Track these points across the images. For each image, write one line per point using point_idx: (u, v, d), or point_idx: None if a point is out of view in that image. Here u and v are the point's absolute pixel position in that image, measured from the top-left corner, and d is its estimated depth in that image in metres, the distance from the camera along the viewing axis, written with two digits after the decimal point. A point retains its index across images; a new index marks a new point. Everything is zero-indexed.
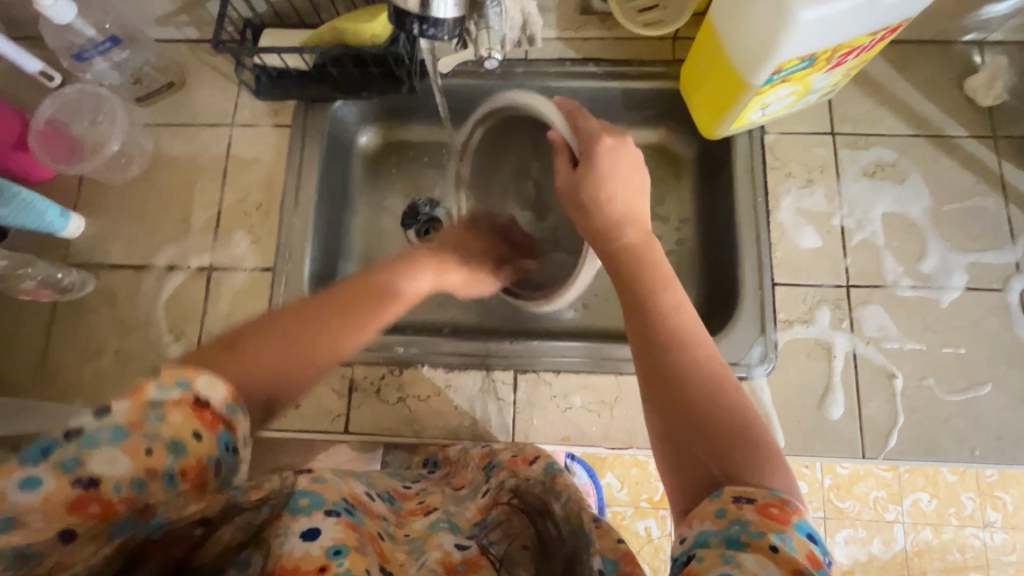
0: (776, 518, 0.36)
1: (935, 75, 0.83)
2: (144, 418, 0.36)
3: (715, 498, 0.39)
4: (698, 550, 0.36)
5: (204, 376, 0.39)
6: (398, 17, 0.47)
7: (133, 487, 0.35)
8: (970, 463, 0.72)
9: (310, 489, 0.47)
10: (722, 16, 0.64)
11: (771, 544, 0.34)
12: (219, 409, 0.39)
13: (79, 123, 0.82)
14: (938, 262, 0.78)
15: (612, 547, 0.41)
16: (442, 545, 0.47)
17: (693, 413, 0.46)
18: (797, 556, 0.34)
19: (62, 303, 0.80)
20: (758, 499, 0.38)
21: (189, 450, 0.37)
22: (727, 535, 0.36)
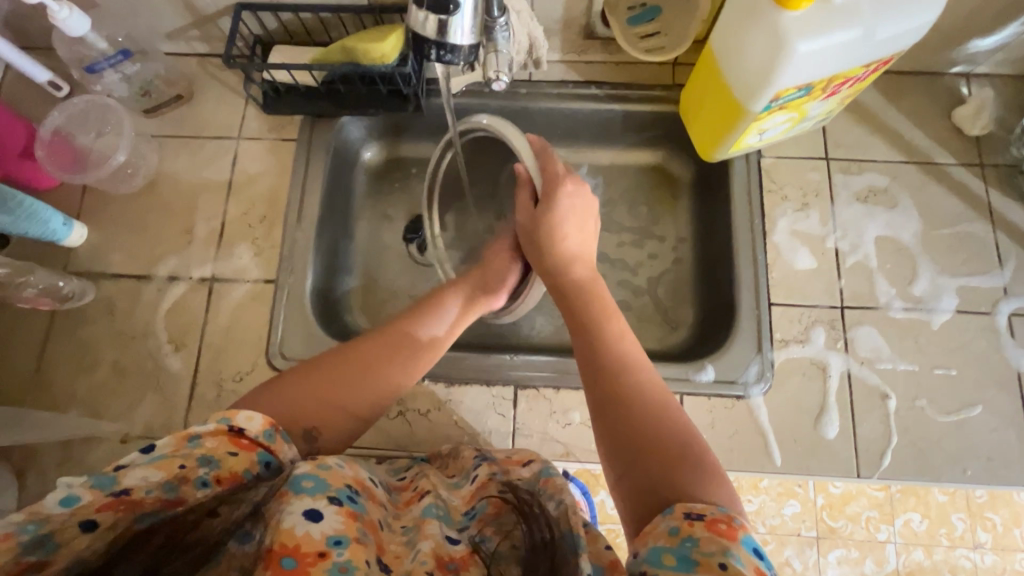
0: (723, 531, 0.39)
1: (924, 104, 0.86)
2: (185, 444, 0.43)
3: (668, 516, 0.41)
4: (651, 566, 0.38)
5: (242, 412, 0.46)
6: (417, 44, 0.49)
7: (164, 492, 0.42)
8: (963, 483, 0.73)
9: (313, 472, 0.45)
10: (720, 45, 0.67)
11: (720, 561, 0.37)
12: (258, 436, 0.46)
13: (84, 134, 0.82)
14: (928, 284, 0.80)
15: (600, 553, 0.42)
16: (434, 535, 0.46)
17: (644, 439, 0.48)
18: (743, 568, 0.36)
19: (61, 313, 0.79)
20: (707, 515, 0.40)
21: (219, 463, 0.44)
22: (680, 551, 0.38)
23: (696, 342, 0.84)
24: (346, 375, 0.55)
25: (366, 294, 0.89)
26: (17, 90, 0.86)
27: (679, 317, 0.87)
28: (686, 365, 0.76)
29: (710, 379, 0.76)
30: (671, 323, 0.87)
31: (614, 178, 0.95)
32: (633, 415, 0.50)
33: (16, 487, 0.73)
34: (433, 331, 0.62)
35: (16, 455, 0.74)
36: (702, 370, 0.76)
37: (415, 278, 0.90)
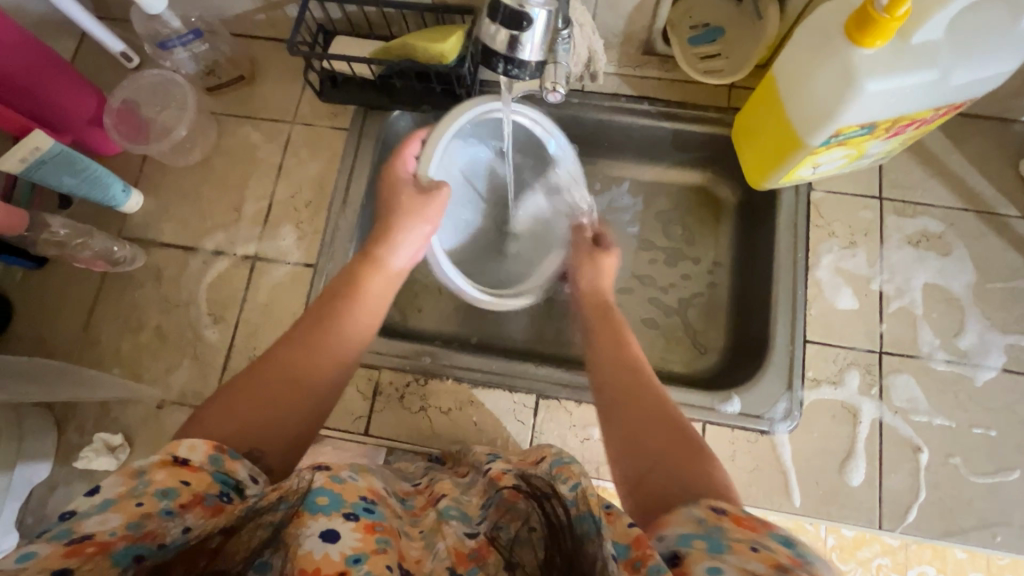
0: (750, 527, 0.38)
1: (990, 151, 0.83)
2: (132, 487, 0.40)
3: (693, 511, 0.42)
4: (681, 546, 0.38)
5: (182, 443, 0.45)
6: (485, 56, 0.49)
7: (131, 529, 0.38)
8: (991, 548, 0.71)
9: (327, 486, 0.44)
10: (783, 73, 0.65)
11: (751, 545, 0.36)
12: (202, 462, 0.45)
13: (151, 108, 0.86)
14: (976, 339, 0.77)
15: (623, 532, 0.40)
16: (451, 534, 0.48)
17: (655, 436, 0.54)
18: (779, 554, 0.35)
19: (112, 275, 0.83)
20: (734, 512, 0.41)
21: (177, 492, 0.41)
22: (713, 539, 0.37)
23: (725, 371, 0.83)
24: (258, 387, 0.54)
25: (400, 287, 0.90)
26: (92, 57, 0.90)
27: (709, 343, 0.86)
28: (712, 394, 0.75)
29: (735, 411, 0.75)
30: (700, 348, 0.86)
31: (657, 195, 0.94)
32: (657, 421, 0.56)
33: (57, 436, 0.77)
34: (343, 309, 0.63)
35: (60, 406, 0.78)
36: (729, 401, 0.75)
37: None
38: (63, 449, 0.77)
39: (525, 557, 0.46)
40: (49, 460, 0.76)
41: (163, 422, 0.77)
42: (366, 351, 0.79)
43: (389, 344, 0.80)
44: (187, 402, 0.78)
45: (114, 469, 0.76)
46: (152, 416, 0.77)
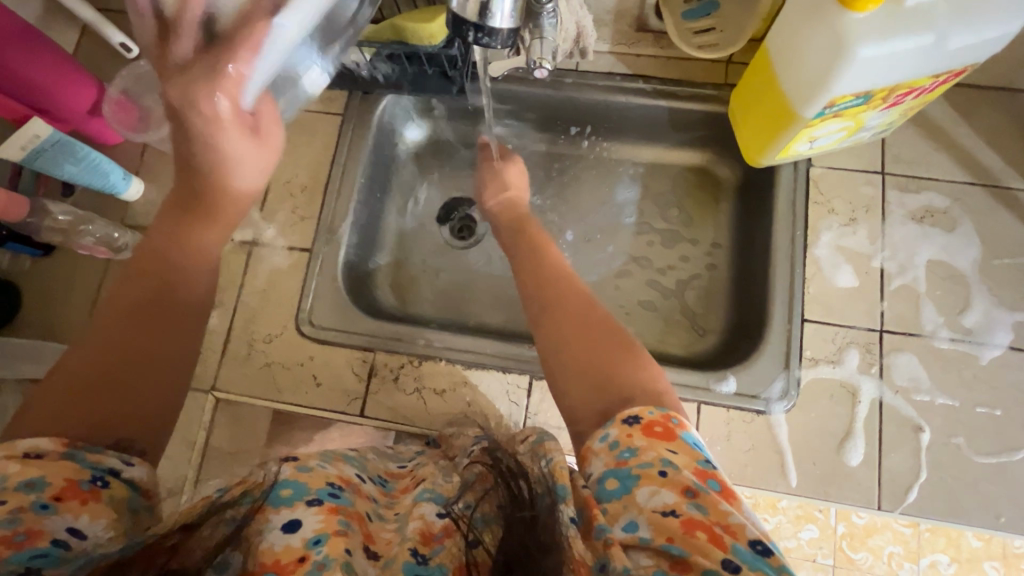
0: (659, 437, 0.45)
1: (1000, 123, 0.80)
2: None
3: (609, 428, 0.47)
4: (606, 501, 0.42)
5: (23, 441, 0.41)
6: (457, 24, 0.49)
7: (1, 527, 0.37)
8: (994, 530, 0.69)
9: (293, 478, 0.45)
10: (777, 43, 0.64)
11: (660, 469, 0.42)
12: (58, 454, 0.42)
13: (146, 94, 0.84)
14: (982, 316, 0.75)
15: (581, 497, 0.43)
16: (423, 516, 0.45)
17: (578, 335, 0.56)
18: (686, 474, 0.42)
19: (114, 262, 0.85)
20: (644, 419, 0.46)
21: (46, 482, 0.40)
22: (626, 474, 0.43)
23: (722, 352, 0.82)
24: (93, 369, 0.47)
25: (396, 272, 0.91)
26: (94, 49, 0.92)
27: (707, 325, 0.85)
28: (707, 374, 0.74)
29: (731, 391, 0.74)
30: (698, 330, 0.85)
31: (654, 176, 0.93)
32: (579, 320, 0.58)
33: None
34: (186, 243, 0.56)
35: None
36: (724, 380, 0.74)
37: (445, 260, 0.92)
38: None
39: (486, 535, 0.42)
40: None
41: None
42: (359, 334, 0.80)
43: (383, 327, 0.80)
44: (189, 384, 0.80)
45: None
46: None
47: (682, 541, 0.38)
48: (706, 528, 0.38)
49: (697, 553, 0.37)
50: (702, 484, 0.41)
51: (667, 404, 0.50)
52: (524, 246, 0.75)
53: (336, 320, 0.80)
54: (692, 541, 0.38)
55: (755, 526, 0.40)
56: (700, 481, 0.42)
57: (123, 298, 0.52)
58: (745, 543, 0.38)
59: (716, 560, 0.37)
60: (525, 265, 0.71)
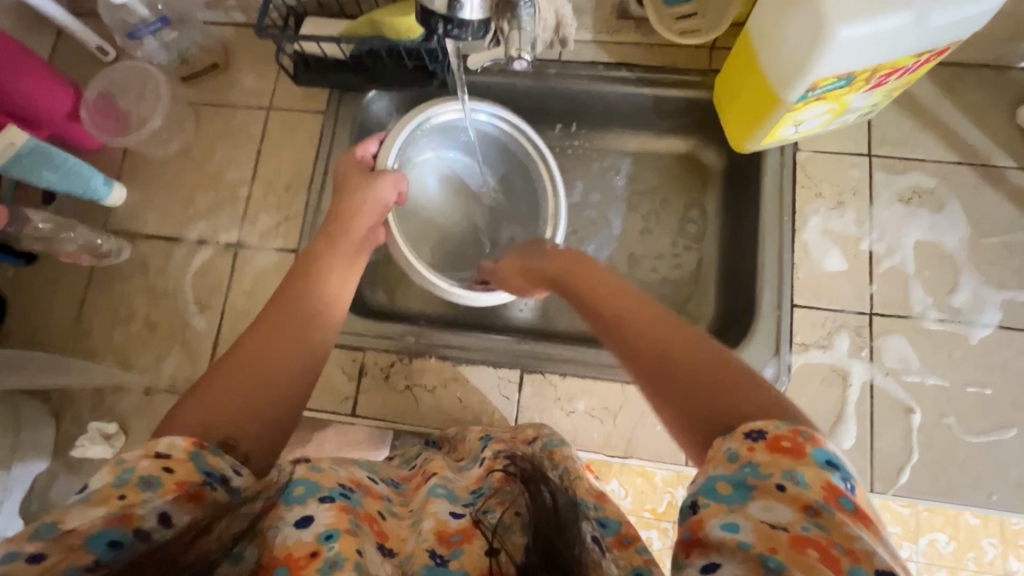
0: (788, 453, 0.35)
1: (985, 101, 0.80)
2: (116, 476, 0.39)
3: (726, 439, 0.37)
4: (704, 496, 0.35)
5: (164, 440, 0.41)
6: (426, 16, 0.48)
7: (110, 520, 0.37)
8: (986, 508, 0.69)
9: (305, 476, 0.45)
10: (758, 27, 0.63)
11: (779, 483, 0.33)
12: (184, 456, 0.41)
13: (127, 99, 0.86)
14: (970, 296, 0.75)
15: (616, 511, 0.43)
16: (436, 514, 0.45)
17: (654, 347, 0.46)
18: (808, 490, 0.33)
19: (99, 267, 0.84)
20: (769, 433, 0.36)
21: (162, 481, 0.39)
22: (734, 477, 0.35)
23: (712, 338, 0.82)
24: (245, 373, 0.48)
25: (384, 269, 0.90)
26: (68, 52, 0.90)
27: (698, 313, 0.85)
28: None
29: None
30: (688, 318, 0.85)
31: (641, 164, 0.92)
32: (664, 345, 0.46)
33: (54, 426, 0.79)
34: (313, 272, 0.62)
35: (56, 398, 0.80)
36: None
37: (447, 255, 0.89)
38: (61, 439, 0.79)
39: (509, 543, 0.42)
40: (48, 451, 0.78)
41: (155, 410, 0.78)
42: (351, 333, 0.80)
43: (372, 326, 0.80)
44: (178, 389, 0.79)
45: (110, 457, 0.77)
46: (143, 404, 0.79)
47: (789, 557, 0.30)
48: (820, 548, 0.31)
49: (801, 574, 0.30)
50: (834, 506, 0.32)
51: (791, 417, 0.38)
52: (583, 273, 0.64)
53: None
54: (802, 561, 0.30)
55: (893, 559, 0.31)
56: (832, 502, 0.32)
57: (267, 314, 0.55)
58: (871, 569, 0.29)
59: None
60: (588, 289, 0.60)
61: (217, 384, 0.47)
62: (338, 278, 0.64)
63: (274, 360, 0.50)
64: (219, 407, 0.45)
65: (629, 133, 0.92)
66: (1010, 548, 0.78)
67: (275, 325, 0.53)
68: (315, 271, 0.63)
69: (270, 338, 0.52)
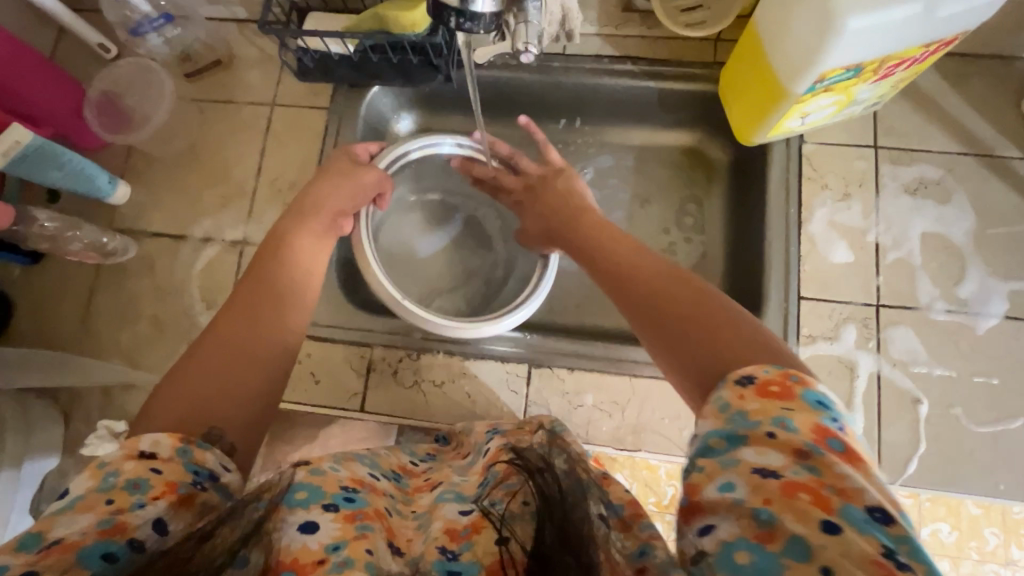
0: (776, 396, 0.35)
1: (991, 92, 0.80)
2: (100, 481, 0.38)
3: (720, 389, 0.37)
4: (699, 457, 0.34)
5: (145, 437, 0.41)
6: (437, 10, 0.48)
7: (101, 526, 0.36)
8: (993, 497, 0.70)
9: (307, 481, 0.44)
10: (767, 18, 0.63)
11: (769, 430, 0.33)
12: (171, 454, 0.41)
13: (131, 96, 0.86)
14: (977, 287, 0.75)
15: (621, 494, 0.45)
16: (445, 515, 0.45)
17: (655, 301, 0.47)
18: (797, 434, 0.32)
19: (105, 266, 0.84)
20: (758, 377, 0.36)
21: (150, 484, 0.39)
22: (726, 430, 0.34)
23: None
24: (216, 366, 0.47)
25: None
26: (70, 50, 0.90)
27: None
28: None
29: None
30: None
31: (646, 158, 0.92)
32: (658, 298, 0.47)
33: (63, 424, 0.79)
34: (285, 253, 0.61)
35: (65, 396, 0.80)
36: None
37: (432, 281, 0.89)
38: (71, 438, 0.79)
39: (518, 531, 0.42)
40: (58, 449, 0.78)
41: None
42: (358, 330, 0.80)
43: (379, 322, 0.80)
44: None
45: None
46: None
47: (781, 506, 0.30)
48: (812, 490, 0.30)
49: (790, 519, 0.29)
50: (824, 447, 0.32)
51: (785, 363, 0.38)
52: (585, 241, 0.64)
53: (333, 316, 0.80)
54: (793, 506, 0.30)
55: (881, 496, 0.31)
56: (821, 443, 0.32)
57: (231, 302, 0.53)
58: (860, 505, 0.30)
59: (816, 524, 0.29)
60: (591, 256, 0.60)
61: (184, 381, 0.46)
62: (311, 261, 0.63)
63: (243, 350, 0.49)
64: (192, 397, 0.45)
65: (634, 128, 0.92)
66: (1012, 537, 0.73)
67: (238, 311, 0.52)
68: (281, 245, 0.62)
69: (233, 327, 0.51)
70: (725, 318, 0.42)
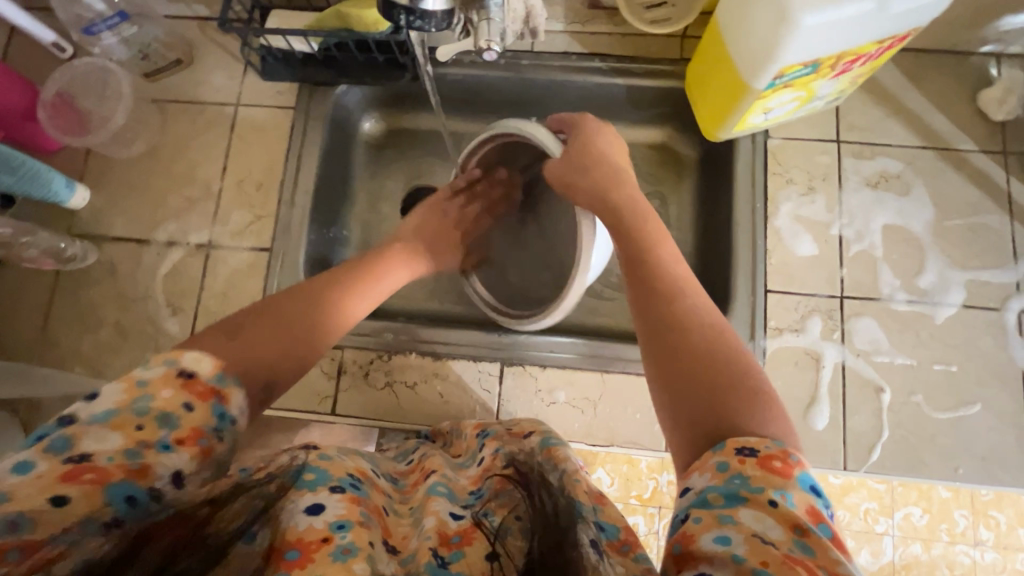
0: (777, 472, 0.36)
1: (948, 86, 0.82)
2: (135, 401, 0.38)
3: (718, 452, 0.38)
4: (696, 509, 0.36)
5: (188, 354, 0.41)
6: (387, 8, 0.47)
7: (126, 458, 0.36)
8: (954, 481, 0.72)
9: (316, 465, 0.44)
10: (727, 15, 0.63)
11: (770, 498, 0.34)
12: (209, 381, 0.41)
13: (87, 99, 0.83)
14: (936, 277, 0.77)
15: (614, 517, 0.42)
16: (438, 513, 0.44)
17: (678, 337, 0.46)
18: (797, 512, 0.34)
19: (65, 272, 0.82)
20: (761, 450, 0.37)
21: (181, 422, 0.39)
22: (726, 489, 0.36)
23: None
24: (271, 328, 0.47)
25: None
26: (22, 50, 0.87)
27: None
28: None
29: None
30: None
31: None
32: (682, 333, 0.47)
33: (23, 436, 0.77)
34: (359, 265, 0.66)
35: (24, 407, 0.78)
36: None
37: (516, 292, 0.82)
38: None
39: (509, 546, 0.42)
40: None
41: None
42: None
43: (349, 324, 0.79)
44: None
45: None
46: None
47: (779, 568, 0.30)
48: (805, 565, 0.31)
49: None
50: (818, 530, 0.33)
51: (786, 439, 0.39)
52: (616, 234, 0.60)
53: None
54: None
55: None
56: (816, 526, 0.34)
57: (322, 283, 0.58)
58: None
59: None
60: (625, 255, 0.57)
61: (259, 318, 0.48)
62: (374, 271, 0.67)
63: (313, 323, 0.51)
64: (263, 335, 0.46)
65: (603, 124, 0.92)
66: (979, 518, 0.74)
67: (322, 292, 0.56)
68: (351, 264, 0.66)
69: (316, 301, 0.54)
70: (739, 379, 0.42)
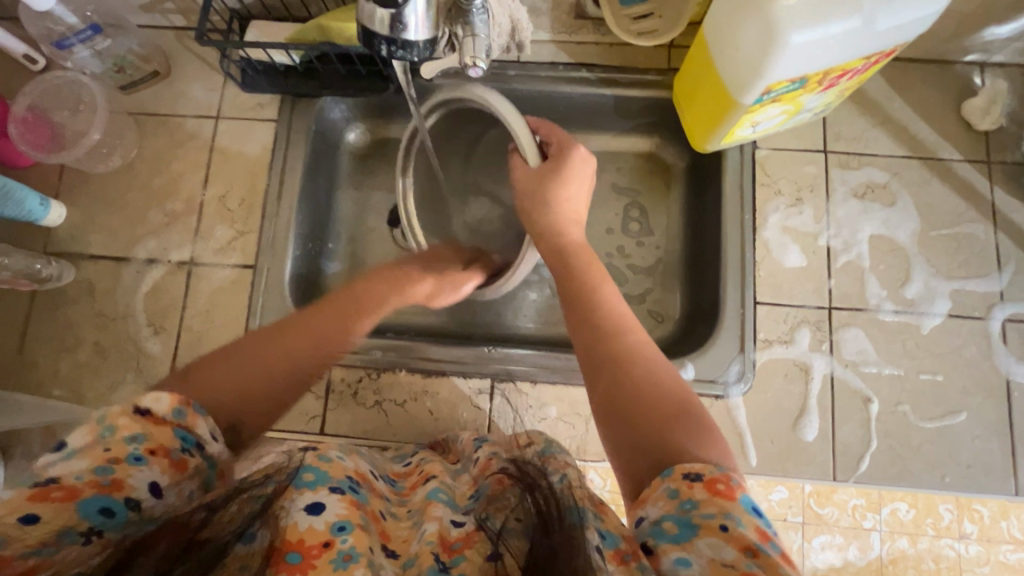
0: (722, 494, 0.38)
1: (933, 96, 0.82)
2: (98, 433, 0.38)
3: (666, 478, 0.40)
4: (654, 536, 0.37)
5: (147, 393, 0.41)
6: (367, 36, 0.46)
7: (97, 474, 0.37)
8: (939, 489, 0.73)
9: (315, 464, 0.44)
10: (713, 31, 0.63)
11: (722, 523, 0.36)
12: (166, 415, 0.40)
13: (60, 112, 0.81)
14: (922, 287, 0.77)
15: (615, 526, 0.40)
16: (439, 518, 0.43)
17: (621, 374, 0.50)
18: (746, 532, 0.36)
19: (41, 293, 0.79)
20: (706, 474, 0.39)
21: (148, 437, 0.39)
22: (681, 516, 0.37)
23: (679, 337, 0.83)
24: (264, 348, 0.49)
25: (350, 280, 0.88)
26: None
27: (665, 311, 0.86)
28: None
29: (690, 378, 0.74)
30: (656, 317, 0.85)
31: (603, 164, 0.92)
32: (624, 370, 0.50)
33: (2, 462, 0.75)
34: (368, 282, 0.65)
35: None
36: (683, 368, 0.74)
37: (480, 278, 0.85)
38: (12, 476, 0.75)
39: (513, 546, 0.40)
40: None
41: None
42: None
43: None
44: None
45: None
46: None
47: None
48: None
49: None
50: (766, 549, 0.35)
51: (722, 461, 0.42)
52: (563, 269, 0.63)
53: None
54: None
55: None
56: (764, 545, 0.35)
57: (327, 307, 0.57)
58: None
59: None
60: (572, 293, 0.60)
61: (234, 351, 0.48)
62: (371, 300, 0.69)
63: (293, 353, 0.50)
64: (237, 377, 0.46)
65: (591, 134, 0.91)
66: (965, 511, 0.73)
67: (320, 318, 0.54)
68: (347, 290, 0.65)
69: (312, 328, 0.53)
70: (675, 413, 0.46)
